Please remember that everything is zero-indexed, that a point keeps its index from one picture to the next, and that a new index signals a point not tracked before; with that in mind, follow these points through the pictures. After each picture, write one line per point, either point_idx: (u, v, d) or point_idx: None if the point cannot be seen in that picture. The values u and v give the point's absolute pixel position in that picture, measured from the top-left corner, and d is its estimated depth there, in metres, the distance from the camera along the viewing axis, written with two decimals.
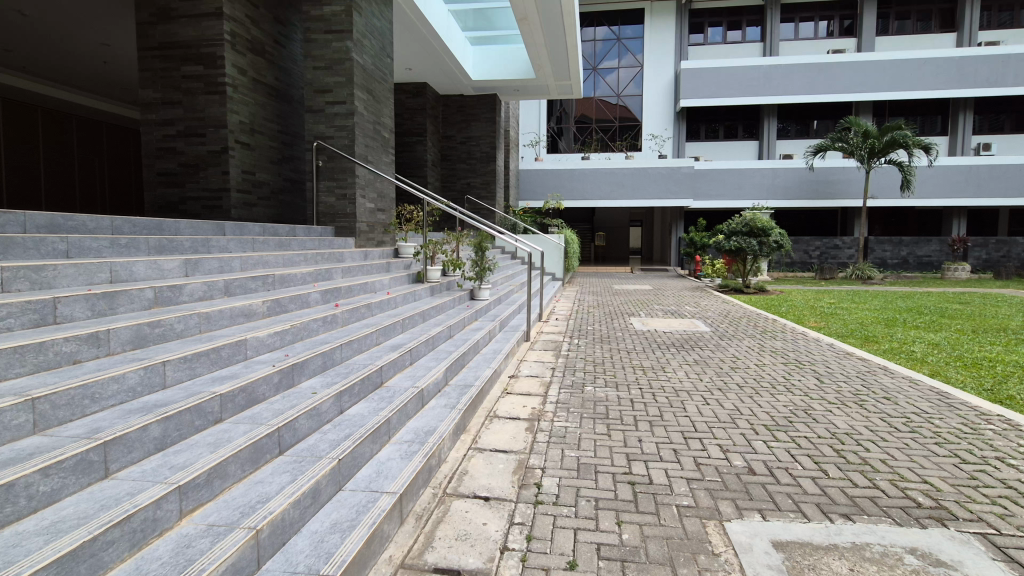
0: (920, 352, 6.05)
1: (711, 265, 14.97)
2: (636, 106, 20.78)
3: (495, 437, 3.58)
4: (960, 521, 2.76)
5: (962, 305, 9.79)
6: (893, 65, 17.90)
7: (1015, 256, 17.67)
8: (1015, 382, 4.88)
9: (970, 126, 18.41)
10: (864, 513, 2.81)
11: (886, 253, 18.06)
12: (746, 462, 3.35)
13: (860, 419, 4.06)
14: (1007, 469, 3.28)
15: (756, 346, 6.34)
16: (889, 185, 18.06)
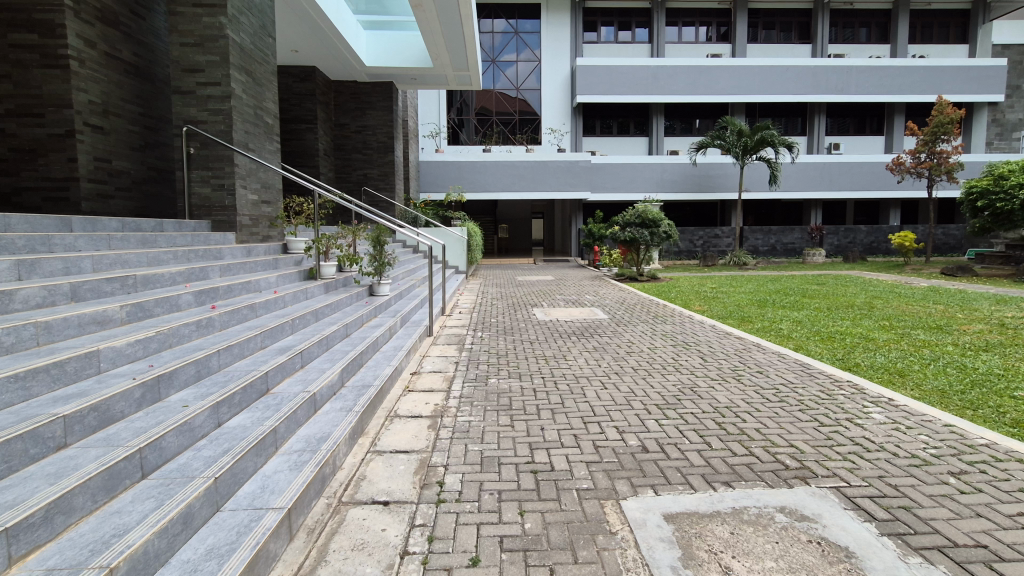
0: (787, 329, 6.76)
1: (609, 255, 15.70)
2: (535, 100, 21.18)
3: (396, 438, 3.46)
4: (819, 478, 3.11)
5: (818, 286, 11.11)
6: (761, 71, 19.84)
7: (859, 242, 20.40)
8: (860, 352, 5.61)
9: (823, 127, 20.92)
10: (741, 479, 3.07)
11: (758, 241, 20.27)
12: (639, 441, 3.53)
13: (738, 393, 4.45)
14: (855, 428, 3.76)
15: (649, 331, 6.73)
16: (759, 179, 20.07)
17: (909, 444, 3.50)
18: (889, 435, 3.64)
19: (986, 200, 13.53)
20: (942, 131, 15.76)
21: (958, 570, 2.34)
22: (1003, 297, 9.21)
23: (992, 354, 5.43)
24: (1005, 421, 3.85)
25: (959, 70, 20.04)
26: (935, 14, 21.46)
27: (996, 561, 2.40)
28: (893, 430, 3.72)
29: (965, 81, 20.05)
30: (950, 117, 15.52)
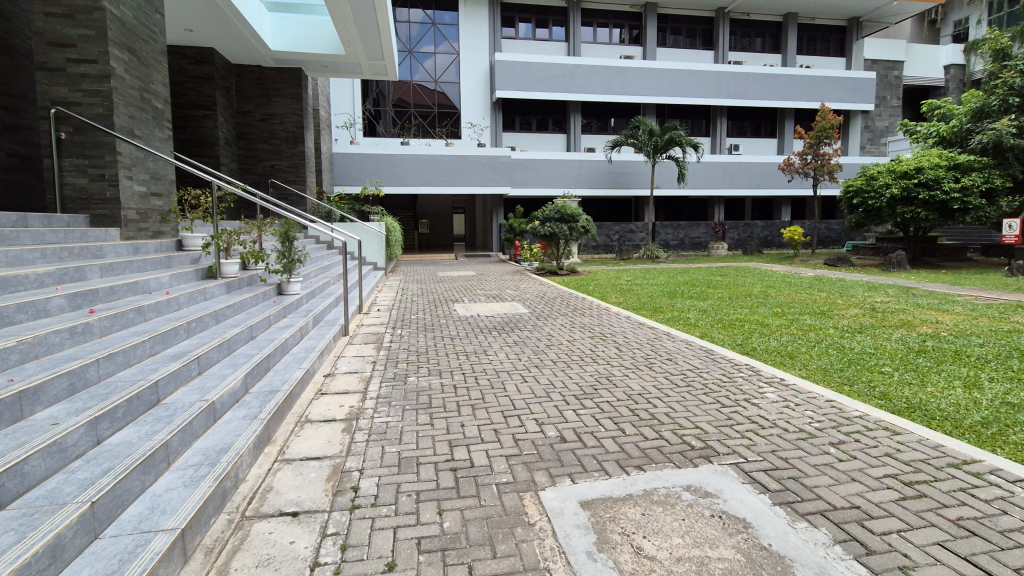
0: (694, 318, 7.20)
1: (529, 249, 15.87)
2: (454, 93, 20.96)
3: (307, 444, 3.28)
4: (721, 455, 3.34)
5: (721, 277, 11.94)
6: (669, 74, 20.94)
7: (756, 236, 22.20)
8: (757, 337, 6.08)
9: (724, 129, 22.47)
10: (652, 462, 3.23)
11: (669, 236, 21.54)
12: (557, 432, 3.60)
13: (650, 380, 4.67)
14: (752, 407, 4.08)
15: (568, 323, 6.90)
16: (669, 177, 21.22)
17: (798, 420, 3.85)
18: (781, 412, 3.98)
19: (860, 198, 15.14)
20: (825, 135, 17.43)
21: (837, 530, 2.61)
22: (873, 284, 10.40)
23: (865, 335, 6.10)
24: (874, 394, 4.34)
25: (838, 81, 22.27)
26: (817, 29, 23.69)
27: (866, 519, 2.70)
28: (784, 407, 4.07)
29: (843, 90, 22.33)
30: (831, 123, 17.21)
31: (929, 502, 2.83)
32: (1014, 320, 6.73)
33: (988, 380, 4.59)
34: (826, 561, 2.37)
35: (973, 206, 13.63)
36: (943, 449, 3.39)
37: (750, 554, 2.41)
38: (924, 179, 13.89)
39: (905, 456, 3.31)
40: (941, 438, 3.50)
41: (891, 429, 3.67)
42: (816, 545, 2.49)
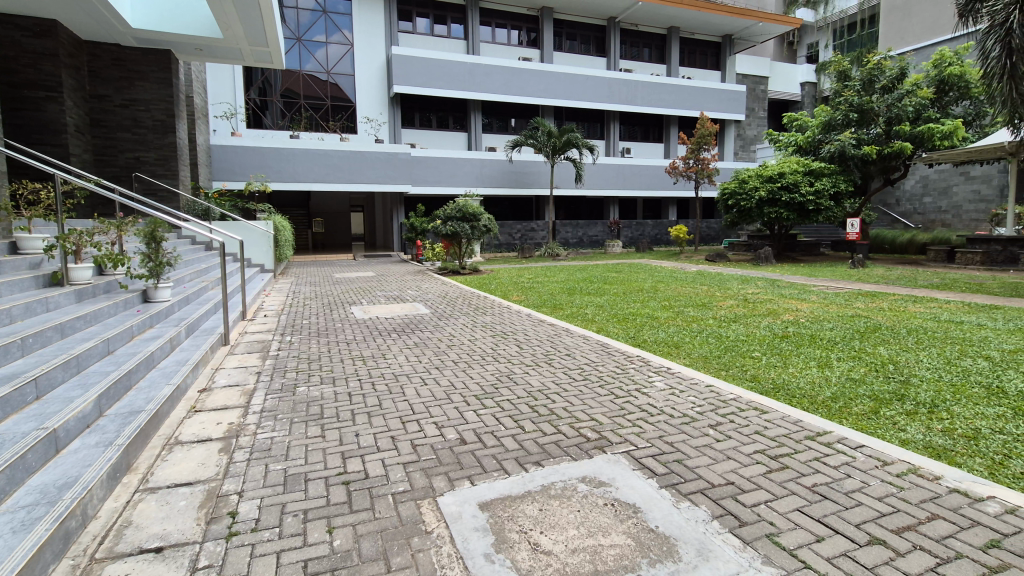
0: (591, 313, 7.50)
1: (430, 249, 15.97)
2: (348, 86, 20.07)
3: (176, 468, 2.95)
4: (614, 445, 3.49)
5: (616, 273, 12.60)
6: (565, 78, 21.71)
7: (647, 234, 23.72)
8: (648, 329, 6.48)
9: (617, 133, 23.71)
10: (550, 457, 3.29)
11: (568, 234, 22.38)
12: (458, 434, 3.55)
13: (549, 375, 4.78)
14: (643, 396, 4.32)
15: (470, 323, 6.88)
16: (567, 177, 21.99)
17: (682, 406, 4.14)
18: (667, 400, 4.25)
19: (734, 200, 16.67)
20: (704, 141, 19.01)
21: (714, 506, 2.82)
22: (746, 277, 11.49)
23: (739, 324, 6.72)
24: (747, 377, 4.81)
25: (715, 92, 24.41)
26: (696, 43, 25.75)
27: (739, 493, 2.95)
28: (671, 395, 4.35)
29: (719, 101, 24.51)
30: (709, 130, 18.80)
31: (790, 473, 3.16)
32: (857, 307, 7.76)
33: (836, 359, 5.26)
34: (706, 536, 2.55)
35: (824, 207, 15.54)
36: (801, 423, 3.81)
37: (639, 537, 2.53)
38: (785, 183, 15.60)
39: (771, 432, 3.68)
40: (800, 414, 3.94)
41: (760, 409, 4.06)
42: (697, 522, 2.67)
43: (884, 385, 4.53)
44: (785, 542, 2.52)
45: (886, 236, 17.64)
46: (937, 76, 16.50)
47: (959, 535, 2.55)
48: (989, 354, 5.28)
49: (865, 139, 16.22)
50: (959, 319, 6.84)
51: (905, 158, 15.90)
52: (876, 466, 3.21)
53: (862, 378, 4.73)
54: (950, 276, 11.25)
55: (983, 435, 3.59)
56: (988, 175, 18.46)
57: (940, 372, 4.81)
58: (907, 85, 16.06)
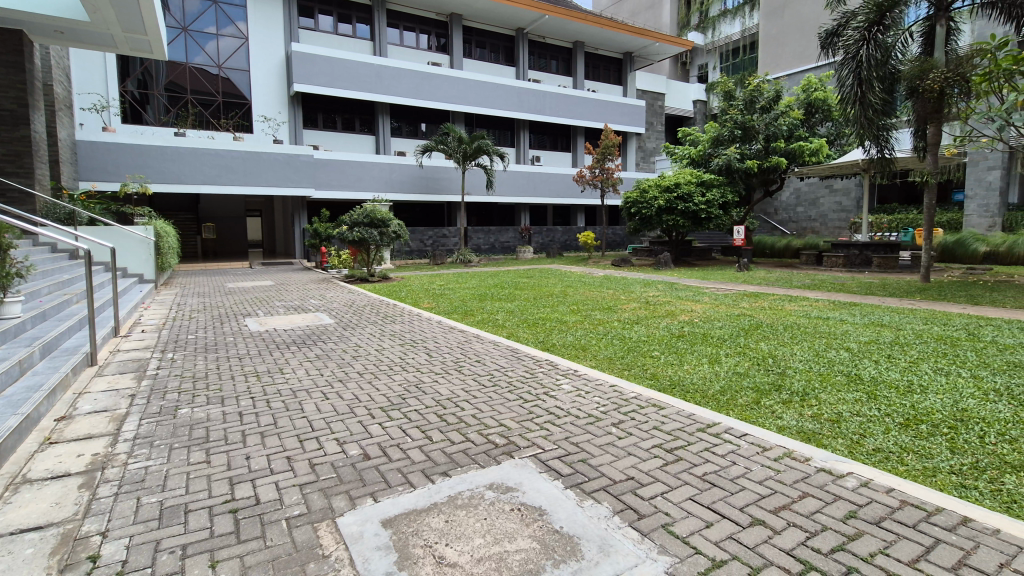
0: (501, 318, 7.57)
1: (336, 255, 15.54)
2: (242, 82, 18.81)
3: (21, 512, 2.56)
4: (521, 449, 3.52)
5: (526, 279, 12.80)
6: (475, 85, 21.87)
7: (558, 240, 24.43)
8: (556, 333, 6.65)
9: (526, 141, 24.23)
10: (457, 466, 3.25)
11: (480, 240, 22.50)
12: (361, 449, 3.41)
13: (459, 383, 4.74)
14: (550, 399, 4.41)
15: (377, 332, 6.67)
16: (478, 183, 22.11)
17: (587, 406, 4.28)
18: (574, 401, 4.38)
19: (636, 208, 17.60)
20: (608, 152, 19.94)
21: (615, 502, 2.93)
22: (647, 281, 12.15)
23: (640, 325, 7.11)
24: (647, 375, 5.08)
25: (617, 106, 25.78)
26: (600, 58, 27.05)
27: (638, 488, 3.09)
28: (577, 396, 4.49)
29: (621, 114, 25.91)
30: (612, 142, 19.77)
31: (684, 464, 3.37)
32: (743, 307, 8.50)
33: (725, 355, 5.72)
34: (607, 532, 2.64)
35: (714, 216, 16.87)
36: (694, 416, 4.09)
37: (544, 540, 2.56)
38: (681, 194, 16.79)
39: (668, 427, 3.91)
40: (693, 408, 4.23)
41: (658, 405, 4.30)
42: (599, 519, 2.76)
43: (765, 377, 4.99)
44: (678, 531, 2.67)
45: (767, 242, 19.53)
46: (805, 100, 18.61)
47: (825, 509, 2.85)
48: (849, 346, 6.00)
49: (748, 154, 17.83)
50: (826, 315, 7.70)
51: (781, 172, 17.69)
52: (757, 452, 3.51)
53: (746, 371, 5.17)
54: (818, 278, 12.65)
55: (844, 418, 4.06)
56: (847, 189, 21.09)
57: (810, 363, 5.38)
58: (782, 106, 18.01)
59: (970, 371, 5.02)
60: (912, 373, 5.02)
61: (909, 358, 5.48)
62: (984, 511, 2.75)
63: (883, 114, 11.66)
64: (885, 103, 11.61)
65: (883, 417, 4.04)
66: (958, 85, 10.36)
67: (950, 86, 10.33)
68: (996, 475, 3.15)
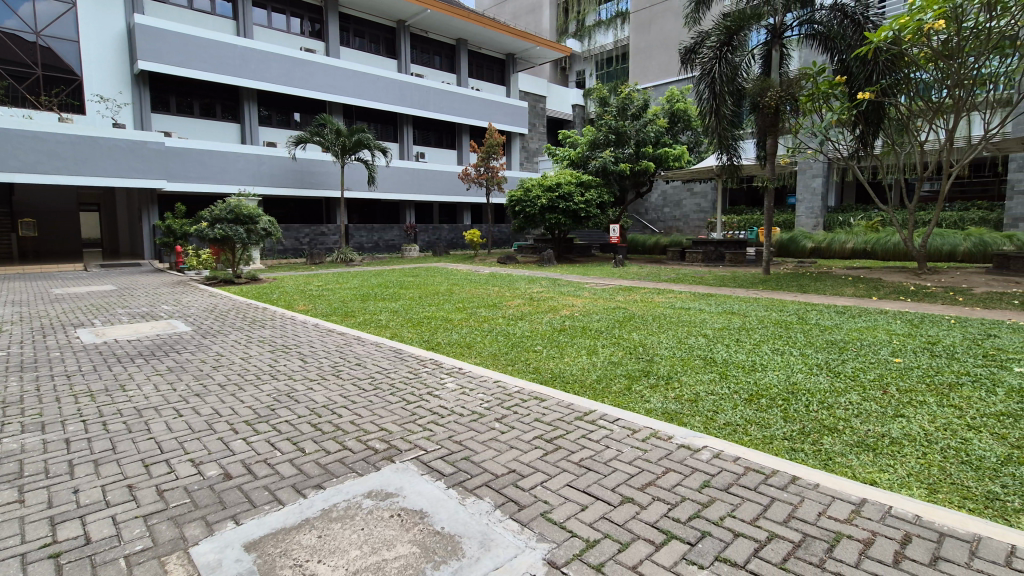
0: (384, 319, 7.33)
1: (195, 255, 14.18)
2: (70, 54, 16.27)
3: None
4: (403, 452, 3.44)
5: (412, 278, 12.52)
6: (354, 76, 20.96)
7: (444, 238, 24.30)
8: (441, 332, 6.59)
9: (410, 137, 23.73)
10: (332, 477, 3.09)
11: (362, 238, 21.66)
12: (221, 469, 3.11)
13: (336, 389, 4.50)
14: (433, 399, 4.35)
15: (243, 338, 6.12)
16: (359, 179, 21.25)
17: (471, 404, 4.29)
18: (457, 399, 4.37)
19: (520, 207, 18.09)
20: (493, 151, 20.20)
21: (497, 496, 2.97)
22: (531, 278, 12.51)
23: (524, 320, 7.31)
24: (529, 369, 5.23)
25: (500, 106, 26.27)
26: (483, 57, 27.33)
27: (519, 479, 3.16)
28: (461, 394, 4.49)
29: (504, 114, 26.46)
30: (497, 141, 20.08)
31: (562, 452, 3.51)
32: (618, 300, 9.08)
33: (601, 346, 6.08)
34: (488, 527, 2.67)
35: (593, 215, 17.81)
36: (572, 406, 4.28)
37: (425, 542, 2.52)
38: (562, 194, 17.53)
39: (548, 418, 4.05)
40: (571, 397, 4.43)
41: (540, 398, 4.45)
42: (480, 515, 2.78)
43: (635, 364, 5.38)
44: (556, 517, 2.78)
45: (639, 240, 21.13)
46: (669, 110, 20.35)
47: (684, 482, 3.14)
48: (706, 332, 6.69)
49: (621, 157, 19.10)
50: (688, 305, 8.52)
51: (650, 175, 19.20)
52: (628, 434, 3.77)
53: (620, 360, 5.54)
54: (682, 272, 13.94)
55: (701, 397, 4.51)
56: (704, 192, 23.52)
57: (674, 349, 5.92)
58: (649, 115, 19.38)
59: (800, 350, 5.83)
60: (755, 353, 5.72)
61: (753, 341, 6.24)
62: (807, 469, 3.22)
63: (733, 124, 13.16)
64: (734, 115, 13.09)
65: (732, 394, 4.55)
66: (788, 102, 12.03)
67: (783, 104, 11.98)
68: (818, 437, 3.70)
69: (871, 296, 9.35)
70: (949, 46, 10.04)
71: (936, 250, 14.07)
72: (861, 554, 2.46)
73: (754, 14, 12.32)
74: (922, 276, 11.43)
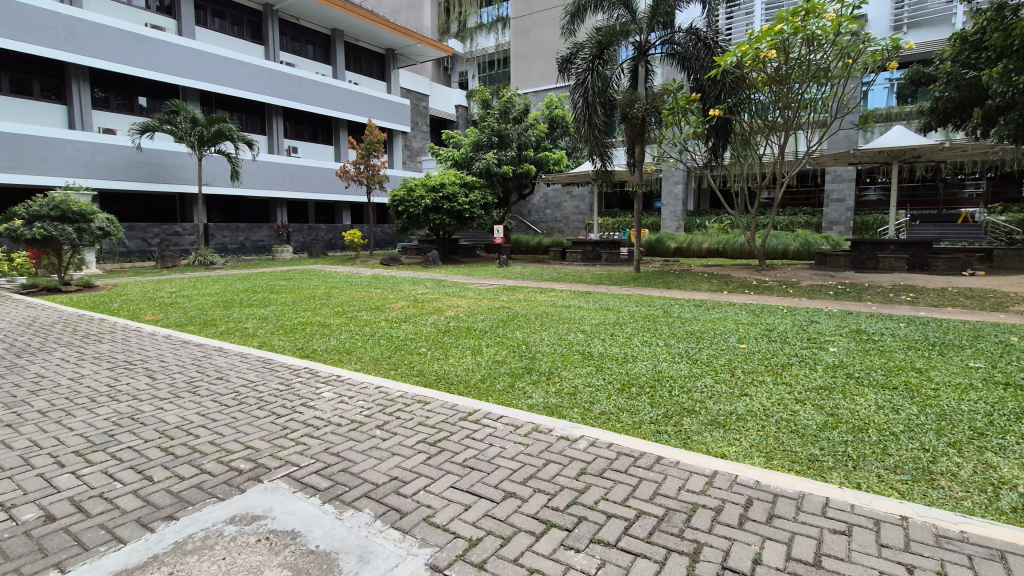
0: (252, 327, 6.75)
1: (6, 260, 11.98)
2: None
3: None
4: (272, 471, 3.19)
5: (284, 282, 11.70)
6: (213, 60, 19.08)
7: (320, 239, 23.01)
8: (318, 338, 6.23)
9: (281, 130, 22.10)
10: (187, 505, 2.77)
11: (225, 239, 19.80)
12: (42, 511, 2.65)
13: (191, 408, 4.04)
14: (308, 411, 4.08)
15: (72, 356, 5.26)
16: (220, 173, 19.36)
17: (351, 412, 4.09)
18: (335, 409, 4.15)
19: (403, 206, 17.71)
20: (373, 148, 19.49)
21: (377, 506, 2.87)
22: (415, 279, 12.28)
23: (408, 323, 7.17)
24: (413, 372, 5.13)
25: (380, 102, 25.55)
26: (361, 51, 26.30)
27: (401, 486, 3.08)
28: (339, 403, 4.27)
29: (385, 111, 25.77)
30: (377, 138, 19.44)
31: (446, 454, 3.49)
32: (503, 300, 9.27)
33: (485, 345, 6.16)
34: (368, 539, 2.57)
35: (477, 216, 18.01)
36: (457, 406, 4.28)
37: (297, 564, 2.36)
38: (446, 194, 17.48)
39: (432, 420, 4.01)
40: (455, 398, 4.42)
41: (424, 401, 4.38)
42: (359, 528, 2.66)
43: (519, 362, 5.53)
44: (439, 520, 2.76)
45: (522, 241, 21.77)
46: (549, 115, 21.16)
47: (563, 471, 3.29)
48: (584, 328, 7.08)
49: (504, 160, 19.52)
50: (567, 303, 8.94)
51: (532, 178, 19.86)
52: (511, 431, 3.86)
53: (504, 358, 5.67)
54: (563, 271, 14.60)
55: (578, 389, 4.76)
56: (582, 195, 25.03)
57: (555, 346, 6.17)
58: (529, 119, 20.01)
59: (664, 341, 6.39)
60: (627, 346, 6.17)
61: (625, 334, 6.73)
62: (669, 449, 3.54)
63: (604, 134, 14.05)
64: (606, 125, 13.99)
65: (607, 384, 4.87)
66: (652, 115, 13.14)
67: (648, 116, 13.09)
68: (679, 419, 4.09)
69: (723, 290, 10.56)
70: (780, 72, 11.62)
71: (772, 249, 16.23)
72: (714, 520, 2.75)
73: (622, 32, 13.31)
74: (761, 271, 13.13)
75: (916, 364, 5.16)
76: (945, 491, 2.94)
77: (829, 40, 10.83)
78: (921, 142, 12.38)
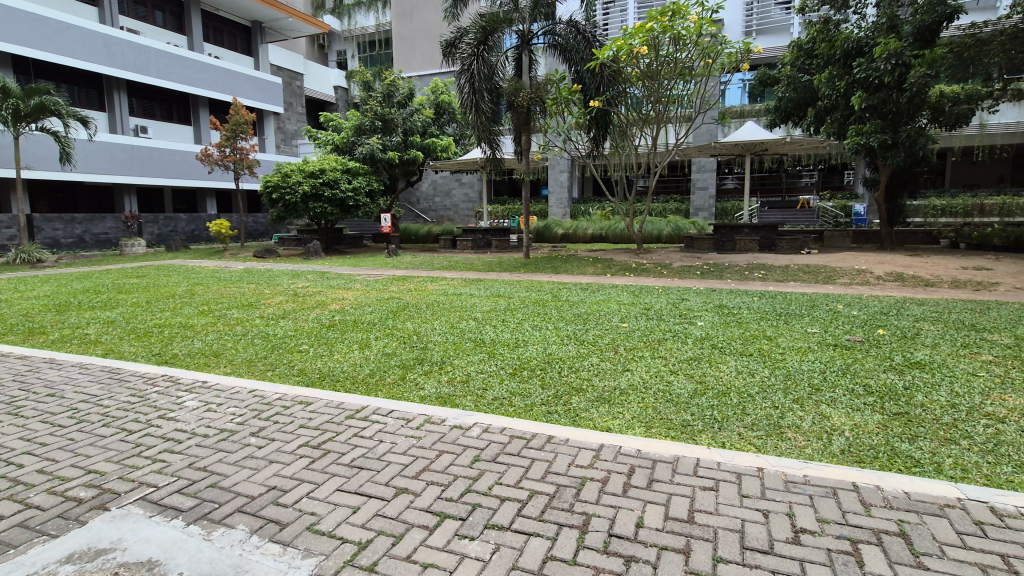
0: (94, 333, 5.84)
1: None
2: None
3: None
4: (123, 496, 2.77)
5: (137, 279, 10.32)
6: (31, 20, 16.14)
7: (181, 230, 20.65)
8: (179, 341, 5.55)
9: (125, 107, 19.32)
10: (7, 549, 2.32)
11: (58, 232, 17.04)
12: None
13: (12, 434, 3.39)
14: (167, 423, 3.62)
15: None
16: (46, 155, 16.54)
17: (220, 421, 3.70)
18: (201, 418, 3.72)
19: (279, 193, 16.41)
20: (240, 130, 17.77)
21: (253, 520, 2.62)
22: (294, 272, 11.45)
23: (286, 319, 6.66)
24: (293, 372, 4.76)
25: (247, 80, 23.39)
26: (222, 21, 23.71)
27: (281, 495, 2.85)
28: (206, 411, 3.84)
29: (253, 90, 23.65)
30: (245, 119, 17.73)
31: (332, 456, 3.29)
32: (392, 290, 8.95)
33: (374, 338, 5.91)
34: (243, 558, 2.33)
35: (362, 204, 17.25)
36: (342, 405, 4.04)
37: None
38: (326, 180, 16.51)
39: (315, 422, 3.75)
40: (340, 396, 4.18)
41: (305, 402, 4.08)
42: (232, 547, 2.41)
43: (409, 354, 5.37)
44: (325, 526, 2.58)
45: (411, 229, 21.26)
46: (434, 101, 20.74)
47: (456, 461, 3.25)
48: (475, 315, 7.06)
49: (389, 146, 18.84)
50: (458, 291, 8.87)
51: (419, 164, 19.41)
52: (402, 425, 3.73)
53: (393, 351, 5.47)
54: (453, 259, 14.48)
55: (470, 377, 4.75)
56: (471, 183, 25.05)
57: (447, 335, 6.09)
58: (415, 104, 19.51)
59: (554, 324, 6.59)
60: (517, 331, 6.27)
61: (516, 319, 6.84)
62: (559, 427, 3.65)
63: (491, 121, 14.08)
64: (493, 112, 14.03)
65: (499, 369, 4.92)
66: (536, 104, 13.38)
67: (532, 105, 13.31)
68: (568, 398, 4.24)
69: (605, 274, 11.15)
70: (650, 69, 12.46)
71: (648, 234, 17.47)
72: (601, 491, 2.89)
73: (506, 19, 13.39)
74: (639, 255, 14.08)
75: (767, 332, 5.86)
76: (792, 441, 3.36)
77: (692, 40, 11.82)
78: (767, 137, 13.90)
